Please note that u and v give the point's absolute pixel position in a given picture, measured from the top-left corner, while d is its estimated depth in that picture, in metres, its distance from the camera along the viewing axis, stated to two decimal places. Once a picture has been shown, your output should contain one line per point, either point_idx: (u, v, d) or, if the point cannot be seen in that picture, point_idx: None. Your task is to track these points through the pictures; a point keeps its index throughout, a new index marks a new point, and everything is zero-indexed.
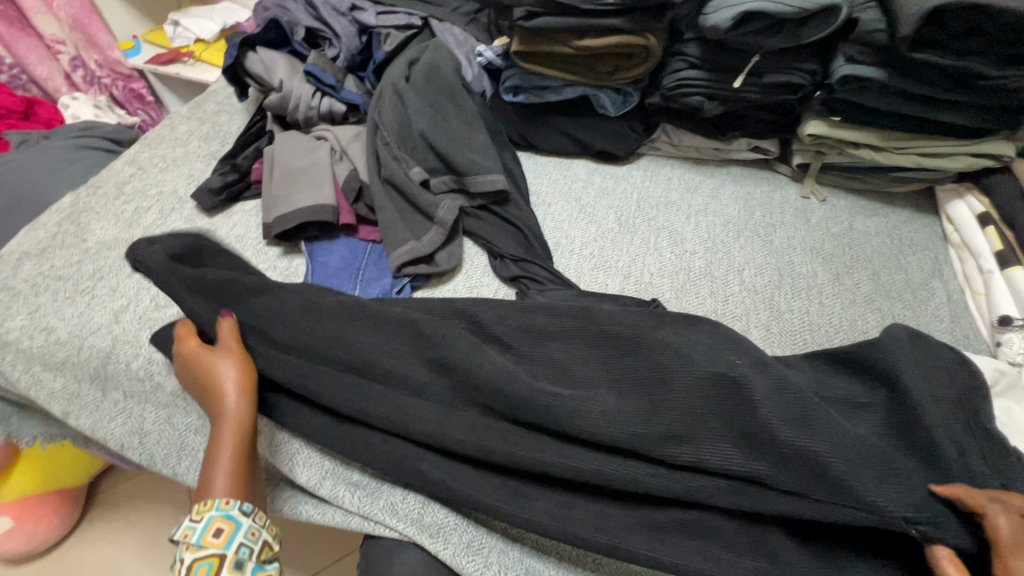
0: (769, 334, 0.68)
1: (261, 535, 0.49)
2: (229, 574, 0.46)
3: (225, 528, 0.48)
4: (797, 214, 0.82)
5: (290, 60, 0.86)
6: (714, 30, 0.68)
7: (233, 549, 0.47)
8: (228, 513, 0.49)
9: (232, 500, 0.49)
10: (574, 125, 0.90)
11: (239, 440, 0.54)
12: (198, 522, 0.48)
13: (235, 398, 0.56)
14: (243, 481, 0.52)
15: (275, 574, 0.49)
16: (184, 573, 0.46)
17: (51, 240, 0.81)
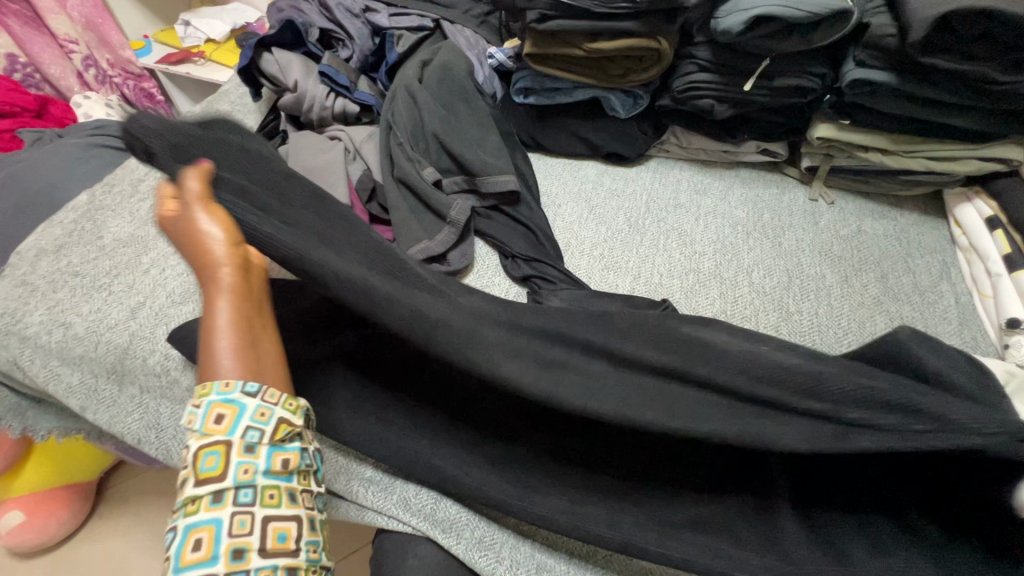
0: (778, 334, 0.69)
1: (272, 416, 0.40)
2: (239, 459, 0.38)
3: (227, 413, 0.38)
4: (806, 217, 0.83)
5: (305, 61, 0.87)
6: (726, 34, 0.69)
7: (240, 435, 0.38)
8: (228, 397, 0.39)
9: (233, 382, 0.39)
10: (584, 127, 0.91)
11: (237, 311, 0.42)
12: (197, 407, 0.39)
13: (221, 263, 0.44)
14: (253, 354, 0.41)
15: (296, 454, 0.41)
16: (191, 463, 0.38)
17: (67, 237, 0.82)
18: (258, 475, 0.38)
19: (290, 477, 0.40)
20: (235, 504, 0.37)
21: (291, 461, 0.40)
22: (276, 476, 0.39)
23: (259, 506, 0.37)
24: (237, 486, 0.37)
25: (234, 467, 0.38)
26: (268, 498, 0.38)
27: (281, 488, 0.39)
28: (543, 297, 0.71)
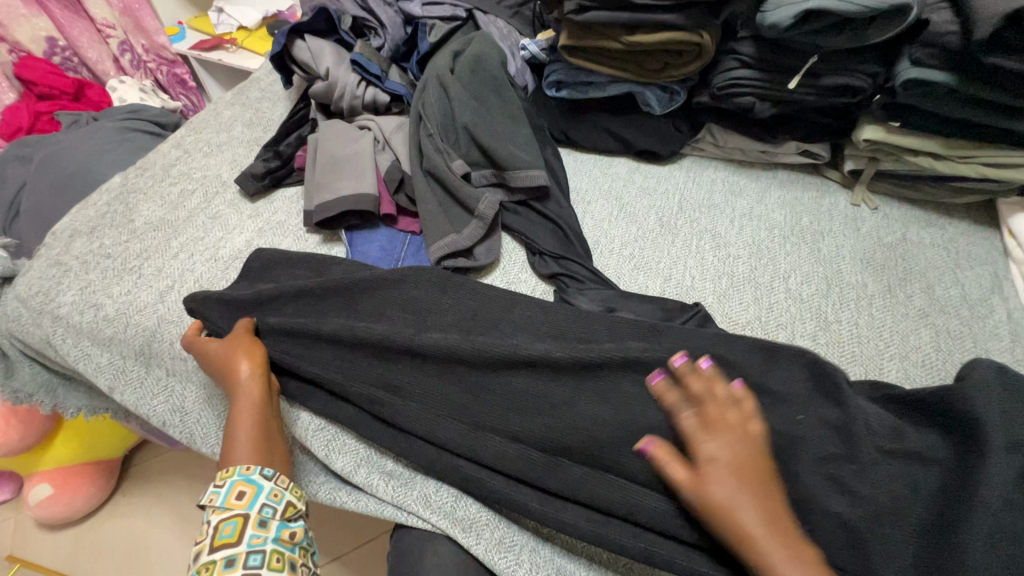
0: (816, 345, 0.66)
1: (283, 496, 0.53)
2: (253, 529, 0.49)
3: (247, 490, 0.51)
4: (847, 222, 0.79)
5: (337, 49, 0.86)
6: (772, 28, 0.66)
7: (256, 508, 0.51)
8: (250, 477, 0.52)
9: (253, 466, 0.53)
10: (617, 123, 0.88)
11: (261, 415, 0.58)
12: (222, 486, 0.51)
13: (253, 375, 0.61)
14: (267, 455, 0.56)
15: (300, 529, 0.52)
16: (211, 534, 0.49)
17: (101, 219, 0.83)
18: (267, 541, 0.49)
19: (294, 548, 0.51)
20: (245, 566, 0.47)
21: (296, 534, 0.51)
22: (283, 544, 0.50)
23: (265, 569, 0.47)
24: (249, 551, 0.48)
25: (248, 535, 0.49)
26: (274, 561, 0.48)
27: (285, 555, 0.49)
28: (572, 297, 0.69)
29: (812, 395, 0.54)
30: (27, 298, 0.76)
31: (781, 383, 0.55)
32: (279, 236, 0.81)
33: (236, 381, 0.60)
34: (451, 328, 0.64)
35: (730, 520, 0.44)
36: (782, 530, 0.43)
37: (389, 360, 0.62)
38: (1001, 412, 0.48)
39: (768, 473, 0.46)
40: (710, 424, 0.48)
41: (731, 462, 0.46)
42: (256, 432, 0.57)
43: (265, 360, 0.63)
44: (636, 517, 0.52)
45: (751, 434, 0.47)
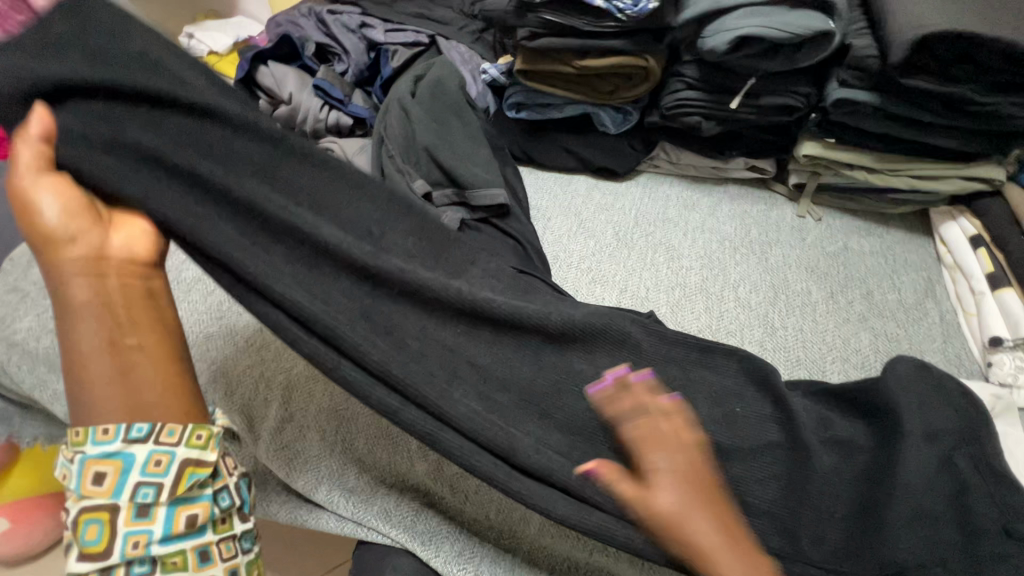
0: (763, 350, 0.69)
1: (169, 466, 0.43)
2: (127, 526, 0.42)
3: (106, 473, 0.41)
4: (793, 233, 0.84)
5: (301, 74, 0.88)
6: (710, 53, 0.71)
7: (128, 496, 0.41)
8: (104, 453, 0.41)
9: (114, 430, 0.42)
10: (575, 142, 0.92)
11: (113, 325, 0.45)
12: (73, 466, 0.41)
13: (60, 259, 0.44)
14: (129, 385, 0.44)
15: (200, 509, 0.44)
16: (75, 530, 0.41)
17: None
18: (153, 540, 0.42)
19: (197, 531, 0.44)
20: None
21: (195, 517, 0.44)
22: (175, 536, 0.43)
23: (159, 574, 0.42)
24: (126, 559, 0.41)
25: (123, 533, 0.41)
26: (170, 564, 0.42)
27: (186, 553, 0.43)
28: None
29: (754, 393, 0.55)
30: None
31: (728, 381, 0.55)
32: None
33: (48, 251, 0.44)
34: (411, 256, 0.56)
35: (689, 537, 0.41)
36: (732, 540, 0.42)
37: (335, 285, 0.52)
38: (917, 403, 0.53)
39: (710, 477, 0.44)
40: (642, 425, 0.45)
41: (672, 472, 0.42)
42: (107, 344, 0.44)
43: (85, 220, 0.46)
44: None
45: (684, 433, 0.45)
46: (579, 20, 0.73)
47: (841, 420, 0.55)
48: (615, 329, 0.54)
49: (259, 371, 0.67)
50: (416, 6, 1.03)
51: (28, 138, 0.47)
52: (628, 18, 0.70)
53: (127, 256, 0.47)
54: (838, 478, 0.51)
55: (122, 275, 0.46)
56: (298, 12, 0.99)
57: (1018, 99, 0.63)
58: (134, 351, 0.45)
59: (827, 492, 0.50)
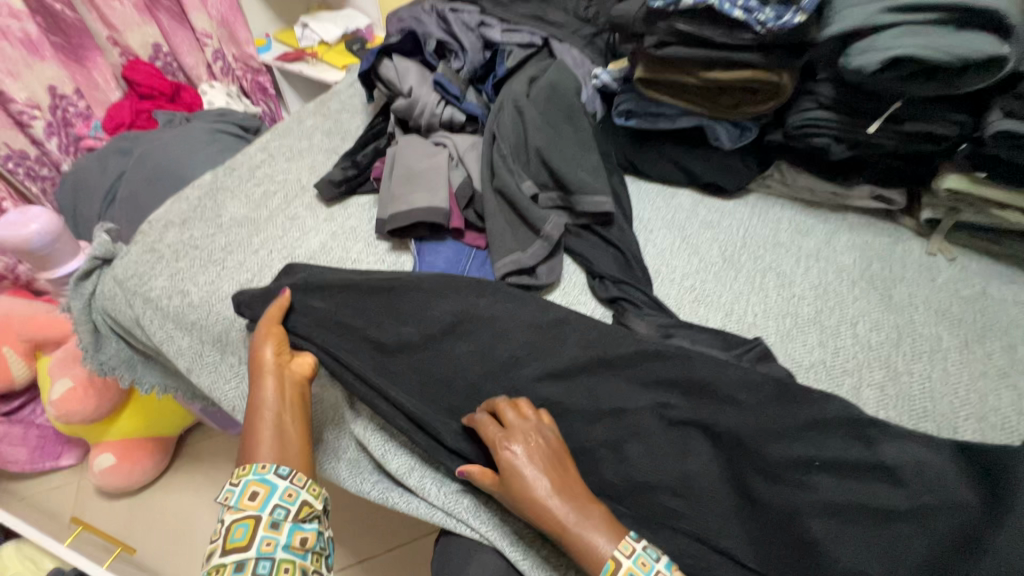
0: (884, 395, 0.64)
1: (297, 497, 0.54)
2: (264, 532, 0.51)
3: (260, 491, 0.53)
4: (922, 271, 0.77)
5: (421, 70, 0.90)
6: (855, 72, 0.66)
7: (268, 510, 0.52)
8: (263, 477, 0.53)
9: (268, 465, 0.54)
10: (684, 155, 0.89)
11: (279, 408, 0.59)
12: (237, 486, 0.53)
13: (269, 370, 0.61)
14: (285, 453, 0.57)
15: (311, 533, 0.53)
16: (225, 535, 0.51)
17: (192, 212, 0.90)
18: (277, 547, 0.51)
19: (305, 555, 0.52)
20: (254, 574, 0.49)
21: (307, 540, 0.53)
22: (293, 551, 0.51)
23: None
24: (259, 557, 0.50)
25: (259, 538, 0.51)
26: (282, 571, 0.50)
27: (295, 563, 0.51)
28: (630, 321, 0.69)
29: (879, 432, 0.53)
30: (124, 280, 0.83)
31: (847, 416, 0.54)
32: (351, 242, 0.85)
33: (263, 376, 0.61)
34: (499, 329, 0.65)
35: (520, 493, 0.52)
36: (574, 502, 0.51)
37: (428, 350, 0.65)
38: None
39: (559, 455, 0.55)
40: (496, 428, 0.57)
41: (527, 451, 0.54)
42: (277, 414, 0.59)
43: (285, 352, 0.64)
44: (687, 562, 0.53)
45: (538, 426, 0.56)
46: (712, 31, 0.70)
47: (968, 487, 0.50)
48: (703, 372, 0.59)
49: None
50: (532, 7, 1.04)
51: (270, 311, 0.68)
52: (767, 32, 0.67)
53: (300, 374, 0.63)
54: (943, 556, 0.48)
55: (296, 384, 0.62)
56: (420, 8, 1.02)
57: None
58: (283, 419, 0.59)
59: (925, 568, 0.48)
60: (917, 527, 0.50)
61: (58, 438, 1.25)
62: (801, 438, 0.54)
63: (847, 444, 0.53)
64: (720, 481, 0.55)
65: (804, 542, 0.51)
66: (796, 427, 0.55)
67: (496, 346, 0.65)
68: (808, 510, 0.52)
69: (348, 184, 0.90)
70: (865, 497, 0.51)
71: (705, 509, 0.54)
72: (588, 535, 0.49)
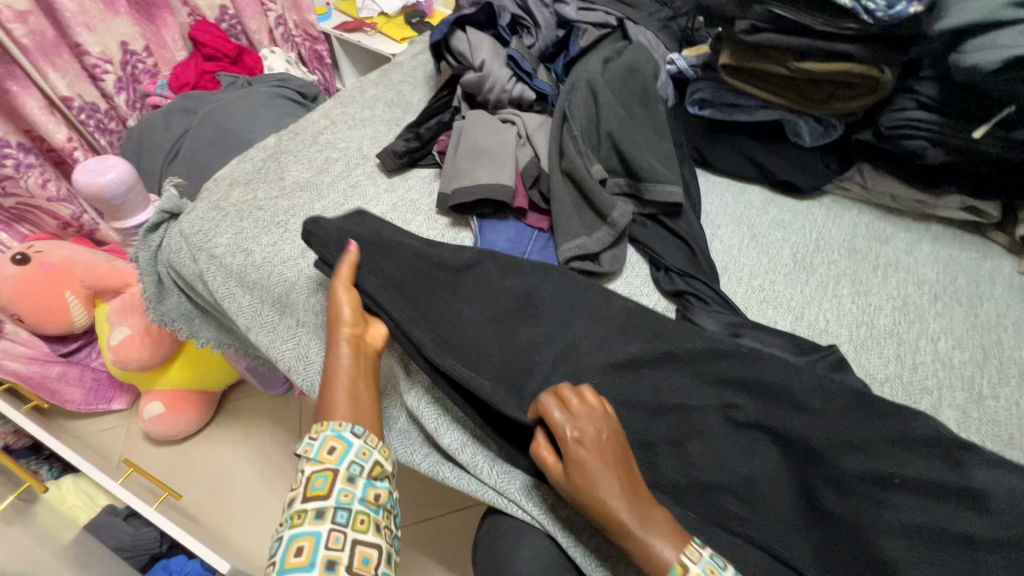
0: (967, 418, 0.60)
1: (371, 455, 0.55)
2: (342, 485, 0.52)
3: (337, 447, 0.54)
4: (1012, 291, 0.72)
5: (495, 43, 0.87)
6: (968, 71, 0.62)
7: (345, 466, 0.53)
8: (340, 434, 0.55)
9: (345, 422, 0.55)
10: (759, 149, 0.85)
11: (352, 371, 0.60)
12: (316, 440, 0.54)
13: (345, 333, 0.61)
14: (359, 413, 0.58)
15: (384, 491, 0.54)
16: (304, 484, 0.52)
17: (256, 173, 0.91)
18: (354, 500, 0.52)
19: (377, 510, 0.53)
20: (333, 522, 0.50)
21: (380, 497, 0.54)
22: (367, 505, 0.53)
23: (350, 529, 0.50)
24: (337, 507, 0.51)
25: (337, 490, 0.52)
26: (359, 522, 0.51)
27: (370, 516, 0.52)
28: (696, 316, 0.67)
29: (967, 456, 0.50)
30: (190, 234, 0.85)
31: (933, 436, 0.51)
32: (411, 214, 0.85)
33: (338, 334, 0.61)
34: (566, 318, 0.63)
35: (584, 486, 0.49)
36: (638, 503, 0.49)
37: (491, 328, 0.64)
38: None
39: (621, 449, 0.52)
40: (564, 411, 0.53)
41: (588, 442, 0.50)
42: (352, 382, 0.59)
43: (362, 320, 0.64)
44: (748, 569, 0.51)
45: (603, 416, 0.52)
46: (813, 18, 0.66)
47: None
48: (781, 377, 0.56)
49: None
50: None
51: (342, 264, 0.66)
52: (879, 20, 0.62)
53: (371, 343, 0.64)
54: None
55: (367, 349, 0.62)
56: None
57: None
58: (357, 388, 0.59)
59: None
60: (1004, 557, 0.47)
61: (111, 382, 1.31)
62: (880, 455, 0.52)
63: (931, 464, 0.51)
64: (786, 489, 0.53)
65: (875, 561, 0.49)
66: (874, 439, 0.52)
67: (558, 330, 0.64)
68: (883, 529, 0.49)
69: (409, 155, 0.89)
70: (949, 522, 0.49)
71: (769, 516, 0.52)
72: (652, 541, 0.47)
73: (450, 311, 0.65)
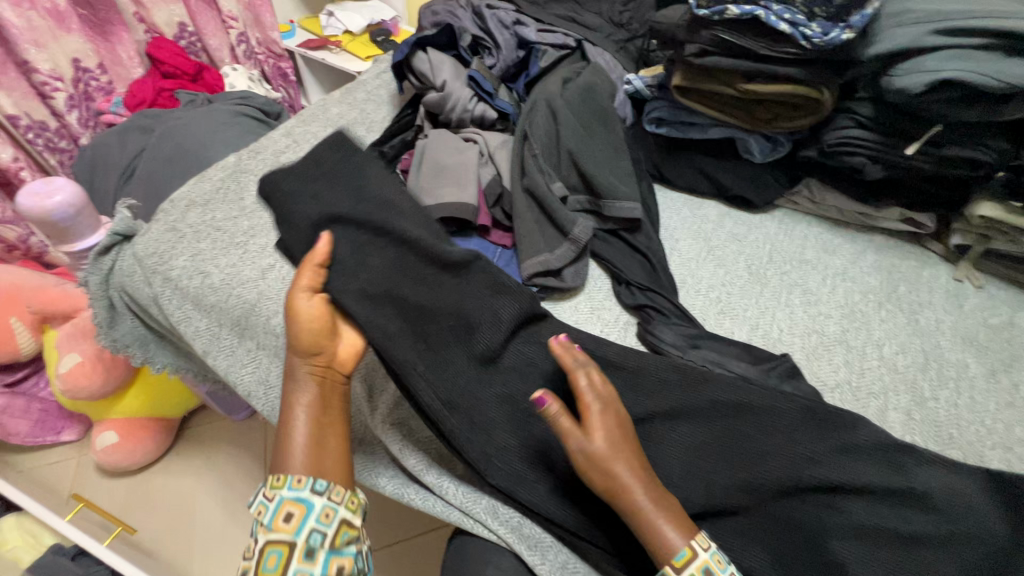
0: (910, 420, 0.63)
1: (333, 518, 0.50)
2: (298, 563, 0.47)
3: (294, 512, 0.49)
4: (949, 297, 0.77)
5: (455, 64, 0.89)
6: (899, 93, 0.66)
7: (304, 536, 0.48)
8: (299, 496, 0.50)
9: (303, 480, 0.50)
10: (714, 165, 0.89)
11: (316, 402, 0.56)
12: (272, 501, 0.50)
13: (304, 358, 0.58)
14: (323, 456, 0.53)
15: (348, 560, 0.50)
16: (258, 559, 0.48)
17: (215, 194, 0.90)
18: None
19: None
20: None
21: (343, 567, 0.49)
22: None
23: None
24: None
25: (292, 570, 0.47)
26: None
27: None
28: (656, 328, 0.69)
29: (909, 458, 0.53)
30: (143, 257, 0.82)
31: (878, 441, 0.54)
32: None
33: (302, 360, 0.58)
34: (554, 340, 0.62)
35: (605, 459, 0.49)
36: (651, 485, 0.49)
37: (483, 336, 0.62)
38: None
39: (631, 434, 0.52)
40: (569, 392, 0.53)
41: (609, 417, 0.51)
42: (312, 420, 0.55)
43: (329, 339, 0.60)
44: None
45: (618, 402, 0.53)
46: (756, 43, 0.70)
47: (999, 518, 0.50)
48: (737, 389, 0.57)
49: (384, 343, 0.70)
50: (565, 9, 1.03)
51: (309, 262, 0.62)
52: (813, 46, 0.66)
53: (339, 368, 0.60)
54: None
55: (332, 377, 0.59)
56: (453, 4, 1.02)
57: None
58: (319, 423, 0.55)
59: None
60: (948, 554, 0.49)
61: (60, 413, 1.24)
62: (831, 461, 0.54)
63: (878, 469, 0.53)
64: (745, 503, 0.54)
65: (828, 563, 0.50)
66: (828, 449, 0.54)
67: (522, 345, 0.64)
68: (835, 530, 0.52)
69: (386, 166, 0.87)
70: (895, 522, 0.51)
71: (727, 525, 0.54)
72: (664, 525, 0.47)
73: (415, 315, 0.62)
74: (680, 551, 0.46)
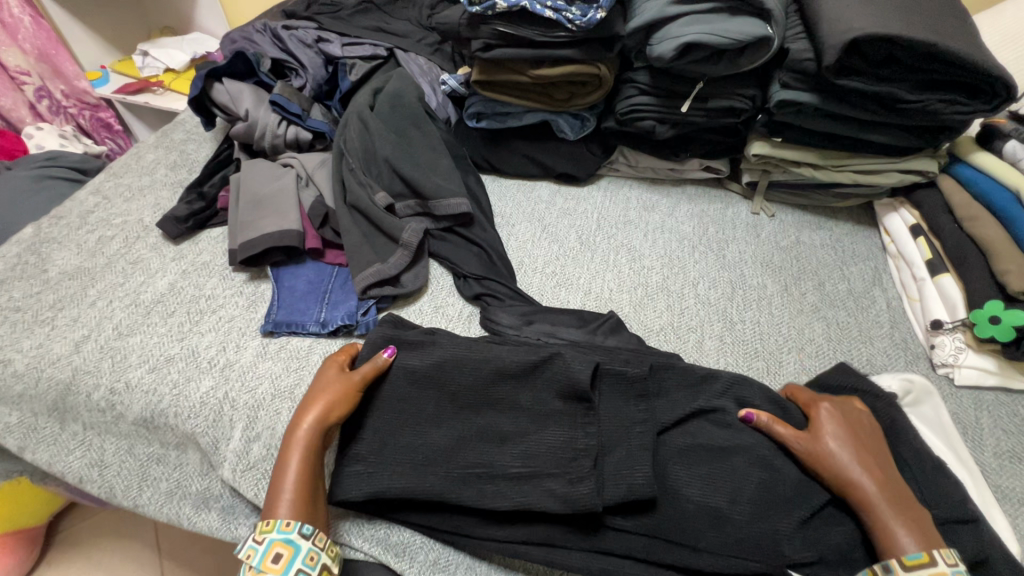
0: (723, 345, 0.71)
1: (318, 561, 0.51)
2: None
3: (284, 553, 0.49)
4: (748, 230, 0.87)
5: (257, 91, 0.87)
6: (659, 59, 0.73)
7: None
8: (288, 537, 0.50)
9: (292, 523, 0.51)
10: (536, 149, 0.94)
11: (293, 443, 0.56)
12: (260, 544, 0.50)
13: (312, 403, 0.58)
14: (309, 505, 0.54)
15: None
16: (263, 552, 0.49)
17: (10, 271, 0.81)
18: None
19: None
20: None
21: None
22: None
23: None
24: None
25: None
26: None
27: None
28: (493, 313, 0.72)
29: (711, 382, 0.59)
30: None
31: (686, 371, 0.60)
32: (203, 277, 0.80)
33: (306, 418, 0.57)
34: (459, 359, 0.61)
35: (837, 467, 0.52)
36: (899, 508, 0.49)
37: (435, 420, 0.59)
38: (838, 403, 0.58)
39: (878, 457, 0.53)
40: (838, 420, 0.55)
41: (845, 433, 0.54)
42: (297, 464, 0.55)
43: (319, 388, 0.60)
44: (559, 538, 0.54)
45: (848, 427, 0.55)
46: (531, 31, 0.75)
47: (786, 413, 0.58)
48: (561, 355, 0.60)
49: (223, 391, 0.67)
50: (373, 20, 1.04)
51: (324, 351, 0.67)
52: (577, 28, 0.72)
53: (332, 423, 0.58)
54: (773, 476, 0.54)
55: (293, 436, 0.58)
56: (253, 29, 0.99)
57: (943, 96, 0.67)
58: (314, 437, 0.56)
59: (762, 490, 0.53)
60: (750, 453, 0.56)
61: None
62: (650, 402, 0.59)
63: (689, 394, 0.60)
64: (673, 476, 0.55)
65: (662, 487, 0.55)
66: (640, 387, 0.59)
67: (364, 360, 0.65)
68: (665, 455, 0.57)
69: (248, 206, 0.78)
70: (707, 438, 0.57)
71: None
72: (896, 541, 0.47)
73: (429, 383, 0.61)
74: (914, 553, 0.46)
